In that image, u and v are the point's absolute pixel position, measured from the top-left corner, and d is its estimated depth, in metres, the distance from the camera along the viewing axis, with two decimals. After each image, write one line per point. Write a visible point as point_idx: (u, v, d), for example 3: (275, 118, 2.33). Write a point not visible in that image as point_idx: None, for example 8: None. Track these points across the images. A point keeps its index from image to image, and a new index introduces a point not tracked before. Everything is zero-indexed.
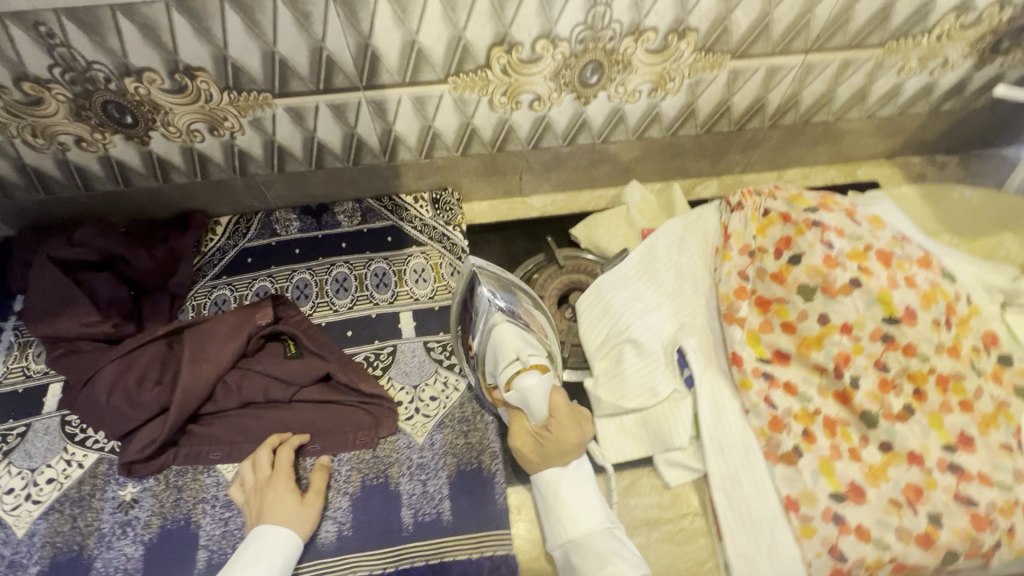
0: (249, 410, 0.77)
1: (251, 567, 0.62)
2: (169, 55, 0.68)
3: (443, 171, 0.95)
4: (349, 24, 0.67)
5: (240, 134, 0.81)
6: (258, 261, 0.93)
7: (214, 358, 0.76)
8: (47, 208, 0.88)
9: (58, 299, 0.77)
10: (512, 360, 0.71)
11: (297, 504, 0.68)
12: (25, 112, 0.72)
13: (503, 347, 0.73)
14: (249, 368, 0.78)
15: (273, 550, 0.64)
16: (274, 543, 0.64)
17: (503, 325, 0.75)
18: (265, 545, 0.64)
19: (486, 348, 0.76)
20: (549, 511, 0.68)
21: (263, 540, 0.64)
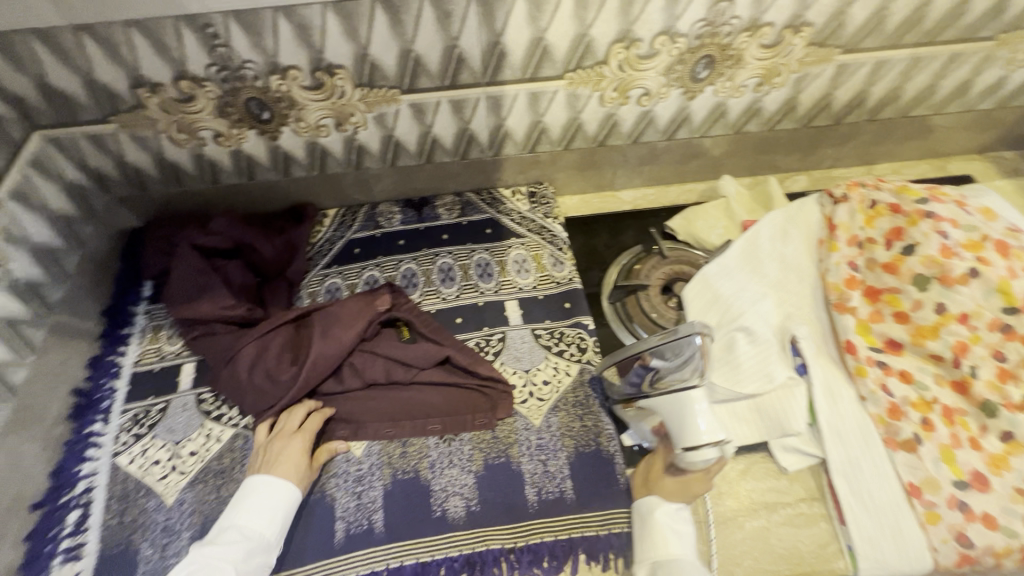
0: (370, 389, 0.81)
1: (254, 514, 0.67)
2: (316, 54, 0.72)
3: (542, 165, 0.98)
4: (485, 22, 0.71)
5: (363, 129, 0.85)
6: (365, 251, 0.96)
7: (337, 338, 0.79)
8: (175, 199, 0.94)
9: (199, 285, 0.83)
10: (706, 441, 0.65)
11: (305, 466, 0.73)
12: (176, 108, 0.77)
13: (692, 421, 0.66)
14: (369, 350, 0.82)
15: (275, 497, 0.69)
16: (273, 491, 0.69)
17: (699, 395, 0.65)
18: (266, 494, 0.69)
19: (666, 402, 0.68)
20: (643, 534, 0.67)
21: (263, 489, 0.69)
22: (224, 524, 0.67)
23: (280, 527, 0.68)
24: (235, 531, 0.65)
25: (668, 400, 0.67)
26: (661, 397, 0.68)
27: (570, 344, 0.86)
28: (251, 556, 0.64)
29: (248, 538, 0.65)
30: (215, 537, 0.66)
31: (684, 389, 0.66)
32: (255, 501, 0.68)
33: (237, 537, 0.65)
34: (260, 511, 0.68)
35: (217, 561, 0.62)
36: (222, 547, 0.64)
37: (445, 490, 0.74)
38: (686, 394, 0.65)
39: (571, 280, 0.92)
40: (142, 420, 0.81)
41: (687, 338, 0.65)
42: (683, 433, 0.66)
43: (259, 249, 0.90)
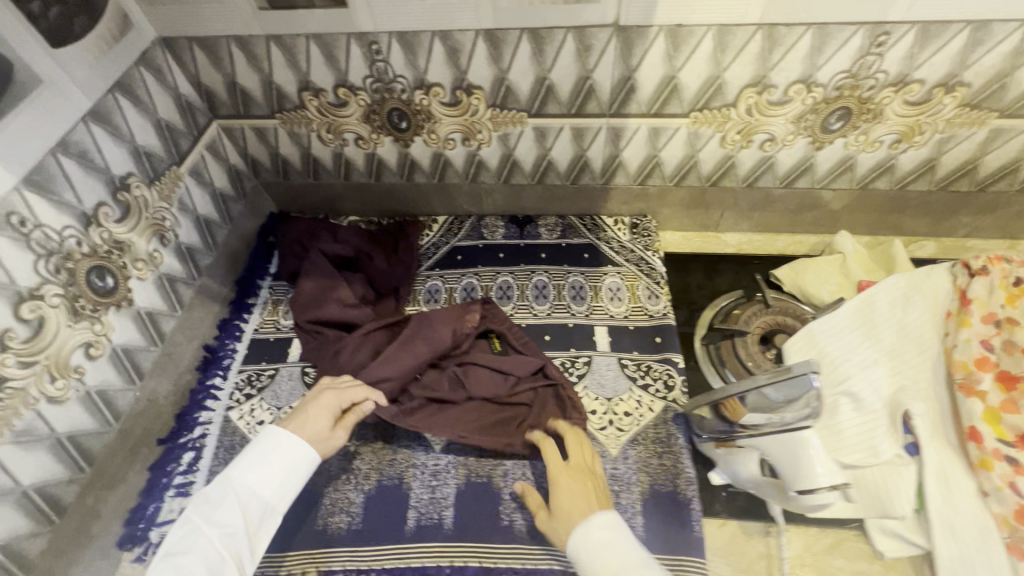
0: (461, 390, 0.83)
1: (253, 473, 0.66)
2: (459, 74, 0.79)
3: (649, 198, 0.99)
4: (621, 58, 0.74)
5: (487, 146, 0.90)
6: (467, 259, 1.02)
7: (442, 331, 0.84)
8: (310, 190, 1.04)
9: (324, 287, 0.92)
10: (823, 485, 0.59)
11: (326, 429, 0.72)
12: (330, 111, 0.87)
13: (806, 463, 0.60)
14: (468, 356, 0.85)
15: (276, 457, 0.68)
16: (275, 450, 0.68)
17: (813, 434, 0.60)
18: (269, 452, 0.68)
19: (775, 442, 0.62)
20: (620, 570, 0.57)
21: (265, 447, 0.68)
22: (222, 485, 0.65)
23: (281, 488, 0.67)
24: (237, 495, 0.65)
25: (777, 439, 0.62)
26: (771, 437, 0.63)
27: (656, 379, 0.85)
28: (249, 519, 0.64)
29: (250, 506, 0.65)
30: (213, 495, 0.65)
31: (794, 426, 0.61)
32: (264, 465, 0.67)
33: (236, 506, 0.64)
34: (267, 476, 0.67)
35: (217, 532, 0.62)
36: (216, 509, 0.63)
37: (515, 501, 0.76)
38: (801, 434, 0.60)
39: (666, 314, 0.91)
40: (255, 382, 0.89)
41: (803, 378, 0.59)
42: (794, 475, 0.61)
43: (376, 260, 0.98)
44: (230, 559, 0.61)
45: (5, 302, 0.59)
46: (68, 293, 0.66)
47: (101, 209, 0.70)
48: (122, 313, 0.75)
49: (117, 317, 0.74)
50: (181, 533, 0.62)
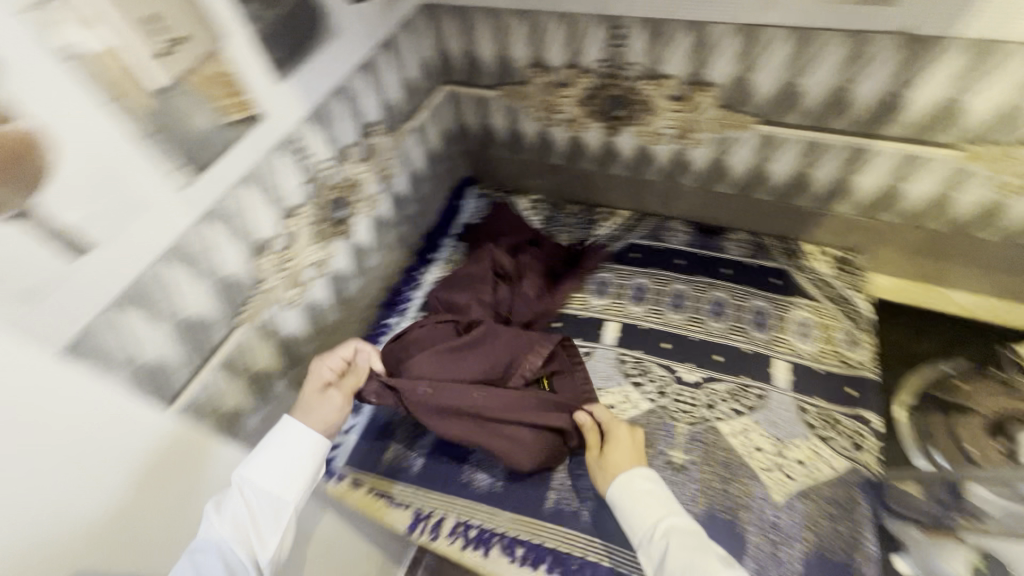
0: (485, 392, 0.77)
1: (261, 463, 0.64)
2: (698, 68, 0.76)
3: (870, 234, 0.87)
4: (897, 71, 0.66)
5: (699, 146, 0.86)
6: (642, 258, 0.99)
7: (500, 352, 0.82)
8: (505, 163, 1.09)
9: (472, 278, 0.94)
10: None
11: (317, 393, 0.72)
12: (551, 89, 0.89)
13: None
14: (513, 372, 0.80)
15: (281, 448, 0.66)
16: (280, 439, 0.66)
17: None
18: (275, 439, 0.66)
19: None
20: (666, 522, 0.65)
21: (274, 435, 0.67)
22: (231, 489, 0.63)
23: (288, 485, 0.65)
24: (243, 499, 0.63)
25: None
26: None
27: (843, 434, 0.75)
28: (254, 512, 0.63)
29: (258, 507, 0.63)
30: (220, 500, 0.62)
31: None
32: (273, 463, 0.65)
33: (242, 509, 0.62)
34: (275, 472, 0.65)
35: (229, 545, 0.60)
36: (222, 500, 0.62)
37: None
38: None
39: (866, 366, 0.80)
40: None
41: None
42: None
43: (528, 283, 0.95)
44: (242, 553, 0.60)
45: (278, 213, 0.69)
46: (315, 215, 0.76)
47: (351, 148, 0.79)
48: (343, 242, 0.84)
49: (340, 244, 0.83)
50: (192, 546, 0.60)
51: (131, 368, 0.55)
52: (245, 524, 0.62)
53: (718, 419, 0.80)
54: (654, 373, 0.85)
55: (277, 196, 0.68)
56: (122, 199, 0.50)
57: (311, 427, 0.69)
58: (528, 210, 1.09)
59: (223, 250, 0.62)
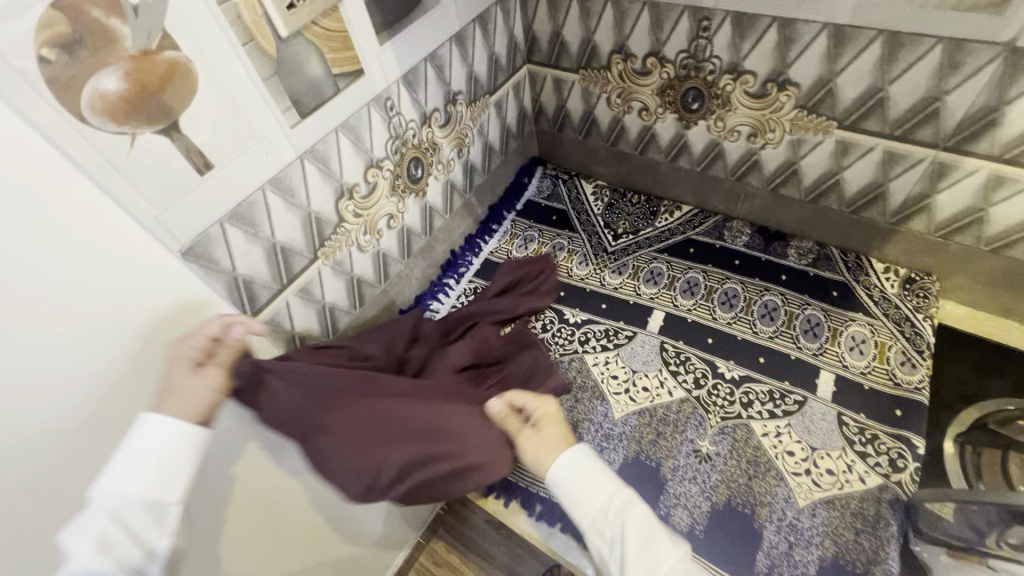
0: (381, 414, 0.63)
1: (132, 462, 0.47)
2: (781, 67, 0.75)
3: (945, 256, 0.84)
4: (996, 85, 0.63)
5: (772, 147, 0.86)
6: (698, 254, 1.00)
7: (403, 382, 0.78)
8: (575, 147, 1.13)
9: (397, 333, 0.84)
10: None
11: (182, 373, 0.53)
12: (630, 77, 0.91)
13: None
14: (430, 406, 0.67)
15: (157, 438, 0.49)
16: (156, 429, 0.49)
17: None
18: (143, 434, 0.49)
19: None
20: (623, 494, 0.54)
21: (141, 428, 0.49)
22: (89, 510, 0.45)
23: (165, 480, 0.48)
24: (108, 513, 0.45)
25: None
26: None
27: (881, 453, 0.74)
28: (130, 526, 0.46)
29: (128, 514, 0.46)
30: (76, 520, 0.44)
31: None
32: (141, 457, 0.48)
33: (106, 523, 0.45)
34: (139, 469, 0.47)
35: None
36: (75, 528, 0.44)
37: (677, 497, 0.75)
38: None
39: (917, 389, 0.78)
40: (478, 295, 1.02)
41: None
42: None
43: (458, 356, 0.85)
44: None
45: (362, 162, 0.76)
46: (395, 171, 0.83)
47: (434, 113, 0.86)
48: (418, 201, 0.92)
49: (414, 203, 0.91)
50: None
51: (229, 279, 0.64)
52: (119, 547, 0.44)
53: (751, 417, 0.80)
54: (693, 364, 0.87)
55: (365, 147, 0.75)
56: (241, 129, 0.58)
57: (176, 413, 0.51)
58: (591, 195, 1.12)
59: (314, 189, 0.70)
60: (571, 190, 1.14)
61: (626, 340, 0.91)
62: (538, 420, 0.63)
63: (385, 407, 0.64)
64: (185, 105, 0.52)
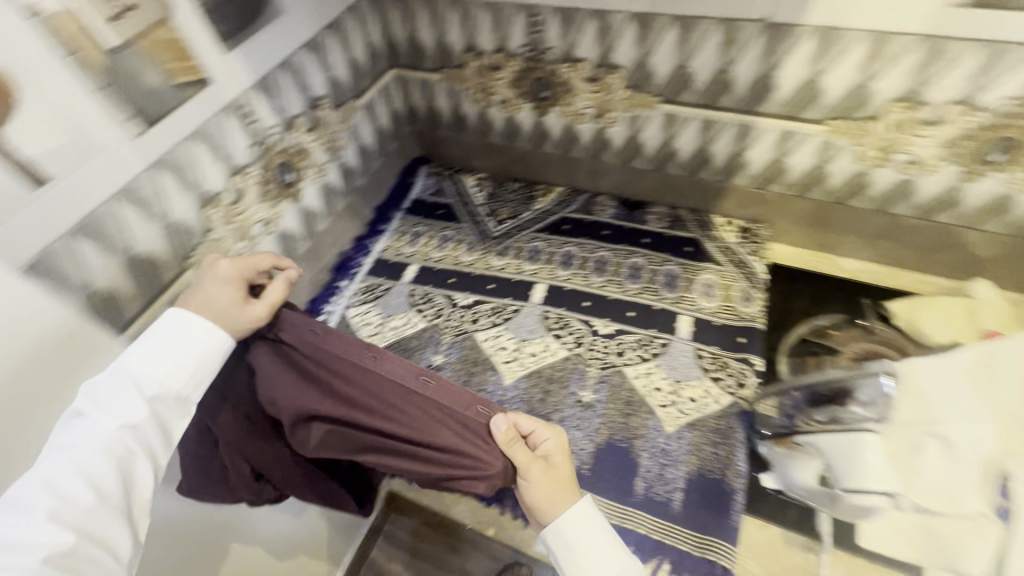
0: (375, 389, 0.56)
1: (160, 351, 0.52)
2: (605, 53, 0.86)
3: (767, 205, 0.98)
4: (764, 55, 0.76)
5: (615, 125, 0.97)
6: (572, 229, 1.09)
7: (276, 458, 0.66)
8: (452, 143, 1.19)
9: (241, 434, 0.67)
10: (874, 490, 0.59)
11: (232, 299, 0.56)
12: (485, 73, 0.99)
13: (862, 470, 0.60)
14: (426, 403, 0.55)
15: (181, 337, 0.52)
16: (181, 334, 0.53)
17: (874, 443, 0.60)
18: (171, 330, 0.53)
19: (836, 445, 0.64)
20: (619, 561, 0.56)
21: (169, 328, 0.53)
22: (115, 373, 0.50)
23: (189, 376, 0.52)
24: (143, 398, 0.50)
25: (839, 440, 0.63)
26: (833, 436, 0.64)
27: (730, 375, 0.85)
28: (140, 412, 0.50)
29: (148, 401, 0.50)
30: (95, 386, 0.50)
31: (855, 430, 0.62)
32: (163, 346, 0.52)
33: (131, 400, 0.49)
34: (160, 358, 0.52)
35: (100, 453, 0.46)
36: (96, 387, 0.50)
37: None
38: (859, 438, 0.61)
39: (756, 319, 0.91)
40: (371, 292, 1.05)
41: (875, 377, 0.61)
42: (845, 473, 0.62)
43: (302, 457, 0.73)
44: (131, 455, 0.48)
45: (224, 169, 0.78)
46: (263, 176, 0.85)
47: (298, 118, 0.89)
48: (294, 205, 0.94)
49: (289, 207, 0.93)
50: (53, 439, 0.48)
51: (86, 293, 0.63)
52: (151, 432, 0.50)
53: (625, 363, 0.89)
54: (573, 327, 0.95)
55: (226, 154, 0.77)
56: (77, 143, 0.58)
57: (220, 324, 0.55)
58: (474, 187, 1.19)
59: (173, 198, 0.71)
60: (454, 184, 1.20)
61: (513, 314, 0.98)
62: (550, 458, 0.57)
63: (380, 392, 0.56)
64: (6, 124, 0.51)
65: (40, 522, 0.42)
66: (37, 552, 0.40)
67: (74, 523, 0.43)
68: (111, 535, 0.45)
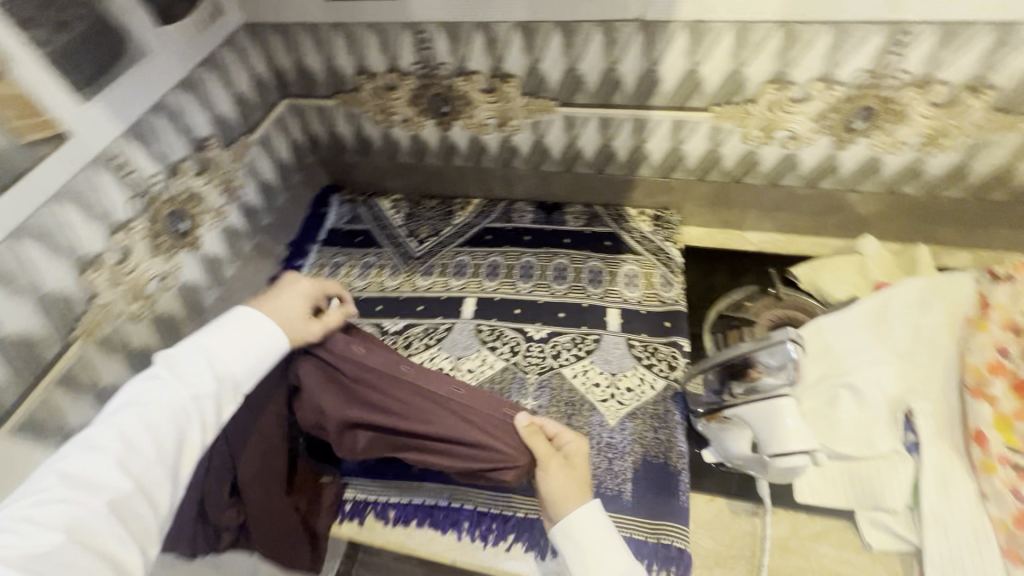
0: (416, 401, 0.65)
1: (230, 343, 0.59)
2: (496, 63, 0.87)
3: (673, 192, 1.02)
4: (645, 52, 0.80)
5: (519, 132, 0.98)
6: (494, 239, 1.08)
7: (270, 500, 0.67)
8: (360, 168, 1.15)
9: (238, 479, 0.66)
10: (795, 449, 0.66)
11: (299, 314, 0.64)
12: (381, 93, 0.97)
13: (781, 428, 0.67)
14: (462, 409, 0.65)
15: (249, 334, 0.60)
16: (252, 332, 0.60)
17: (789, 406, 0.68)
18: (243, 329, 0.60)
19: (756, 413, 0.70)
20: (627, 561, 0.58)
21: (244, 323, 0.60)
22: (188, 349, 0.58)
23: (247, 365, 0.59)
24: (211, 374, 0.56)
25: (758, 407, 0.70)
26: (752, 405, 0.70)
27: (661, 360, 0.88)
28: (197, 393, 0.55)
29: (199, 384, 0.56)
30: (175, 357, 0.57)
31: (773, 397, 0.69)
32: (226, 336, 0.59)
33: (189, 379, 0.56)
34: (229, 343, 0.58)
35: (164, 412, 0.53)
36: (179, 359, 0.57)
37: None
38: (775, 403, 0.68)
39: (678, 302, 0.94)
40: None
41: (781, 344, 0.69)
42: (770, 438, 0.68)
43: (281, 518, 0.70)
44: (182, 420, 0.54)
45: (103, 228, 0.71)
46: (152, 228, 0.79)
47: (184, 162, 0.83)
48: (192, 255, 0.88)
49: (188, 257, 0.87)
50: (132, 394, 0.55)
51: None
52: (200, 405, 0.55)
53: (562, 365, 0.90)
54: (507, 336, 0.95)
55: (102, 211, 0.71)
56: None
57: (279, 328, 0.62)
58: (390, 210, 1.16)
59: (43, 267, 0.64)
60: (370, 209, 1.16)
61: (446, 333, 0.96)
62: (568, 452, 0.63)
63: (418, 402, 0.65)
64: None
65: (111, 465, 0.49)
66: (105, 493, 0.48)
67: (135, 473, 0.50)
68: (158, 494, 0.51)
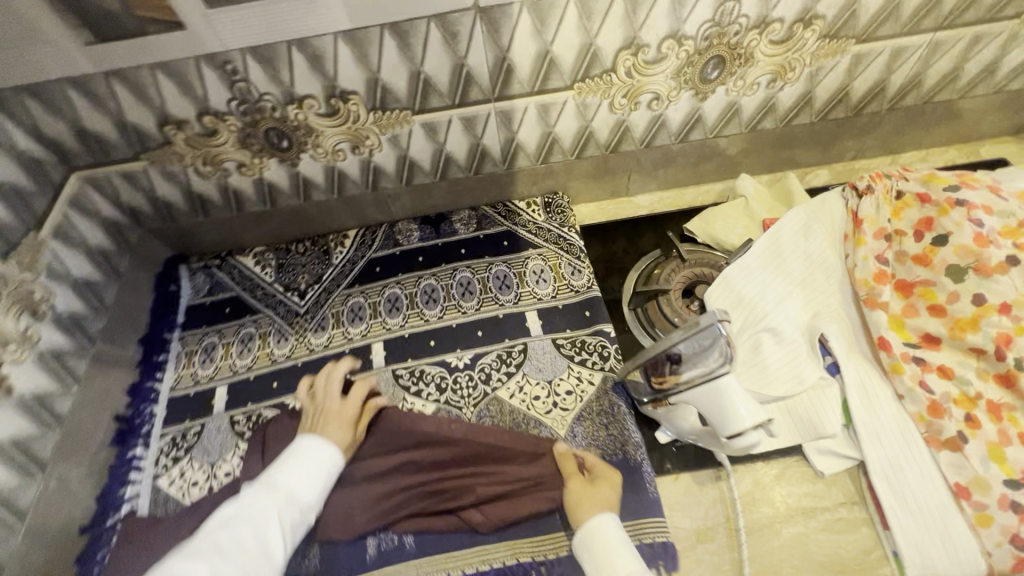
0: (463, 449, 0.76)
1: (295, 467, 0.69)
2: (329, 82, 0.75)
3: (556, 175, 0.98)
4: (491, 40, 0.73)
5: (378, 150, 0.87)
6: (386, 269, 0.97)
7: None
8: (203, 229, 0.97)
9: None
10: (749, 426, 0.65)
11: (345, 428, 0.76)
12: (200, 142, 0.80)
13: (730, 410, 0.65)
14: (496, 450, 0.75)
15: (315, 455, 0.71)
16: (313, 455, 0.71)
17: (732, 383, 0.65)
18: (304, 455, 0.71)
19: (702, 398, 0.67)
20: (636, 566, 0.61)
21: (306, 450, 0.71)
22: (270, 478, 0.68)
23: (318, 486, 0.69)
24: (290, 497, 0.66)
25: (702, 392, 0.67)
26: (697, 392, 0.67)
27: (592, 352, 0.85)
28: (278, 513, 0.64)
29: (281, 506, 0.65)
30: (261, 483, 0.68)
31: (714, 379, 0.65)
32: (298, 461, 0.70)
33: (272, 500, 0.65)
34: (301, 468, 0.70)
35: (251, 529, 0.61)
36: (261, 487, 0.67)
37: None
38: (719, 384, 0.65)
39: (590, 287, 0.91)
40: (178, 443, 0.82)
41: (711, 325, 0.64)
42: (722, 420, 0.66)
43: None
44: (263, 536, 0.62)
45: None
46: None
47: None
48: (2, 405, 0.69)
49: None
50: (224, 517, 0.64)
51: None
52: (279, 526, 0.63)
53: (497, 387, 0.84)
54: (428, 374, 0.86)
55: None
56: None
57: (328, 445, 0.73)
58: (256, 266, 1.00)
59: None
60: (231, 271, 0.99)
61: None
62: (593, 470, 0.73)
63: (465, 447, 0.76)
64: None
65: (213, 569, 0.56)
66: None
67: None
68: None
